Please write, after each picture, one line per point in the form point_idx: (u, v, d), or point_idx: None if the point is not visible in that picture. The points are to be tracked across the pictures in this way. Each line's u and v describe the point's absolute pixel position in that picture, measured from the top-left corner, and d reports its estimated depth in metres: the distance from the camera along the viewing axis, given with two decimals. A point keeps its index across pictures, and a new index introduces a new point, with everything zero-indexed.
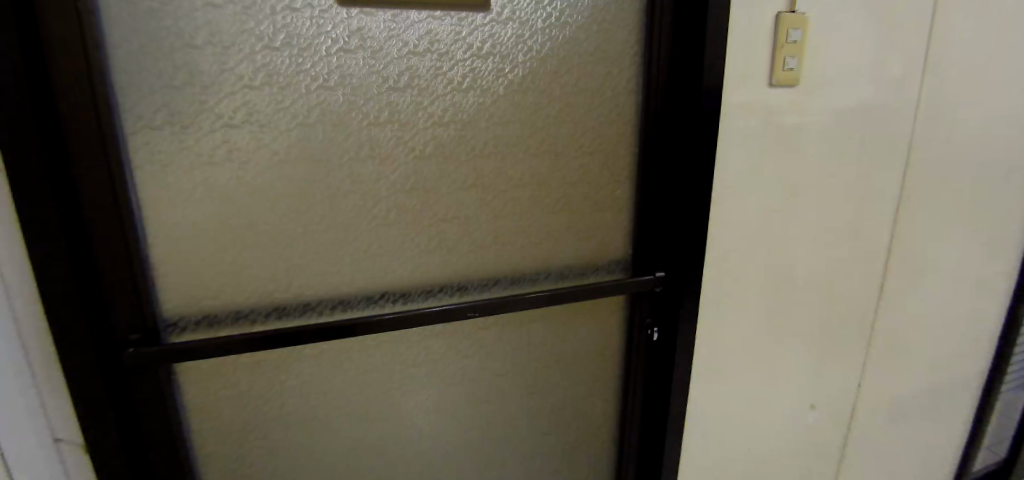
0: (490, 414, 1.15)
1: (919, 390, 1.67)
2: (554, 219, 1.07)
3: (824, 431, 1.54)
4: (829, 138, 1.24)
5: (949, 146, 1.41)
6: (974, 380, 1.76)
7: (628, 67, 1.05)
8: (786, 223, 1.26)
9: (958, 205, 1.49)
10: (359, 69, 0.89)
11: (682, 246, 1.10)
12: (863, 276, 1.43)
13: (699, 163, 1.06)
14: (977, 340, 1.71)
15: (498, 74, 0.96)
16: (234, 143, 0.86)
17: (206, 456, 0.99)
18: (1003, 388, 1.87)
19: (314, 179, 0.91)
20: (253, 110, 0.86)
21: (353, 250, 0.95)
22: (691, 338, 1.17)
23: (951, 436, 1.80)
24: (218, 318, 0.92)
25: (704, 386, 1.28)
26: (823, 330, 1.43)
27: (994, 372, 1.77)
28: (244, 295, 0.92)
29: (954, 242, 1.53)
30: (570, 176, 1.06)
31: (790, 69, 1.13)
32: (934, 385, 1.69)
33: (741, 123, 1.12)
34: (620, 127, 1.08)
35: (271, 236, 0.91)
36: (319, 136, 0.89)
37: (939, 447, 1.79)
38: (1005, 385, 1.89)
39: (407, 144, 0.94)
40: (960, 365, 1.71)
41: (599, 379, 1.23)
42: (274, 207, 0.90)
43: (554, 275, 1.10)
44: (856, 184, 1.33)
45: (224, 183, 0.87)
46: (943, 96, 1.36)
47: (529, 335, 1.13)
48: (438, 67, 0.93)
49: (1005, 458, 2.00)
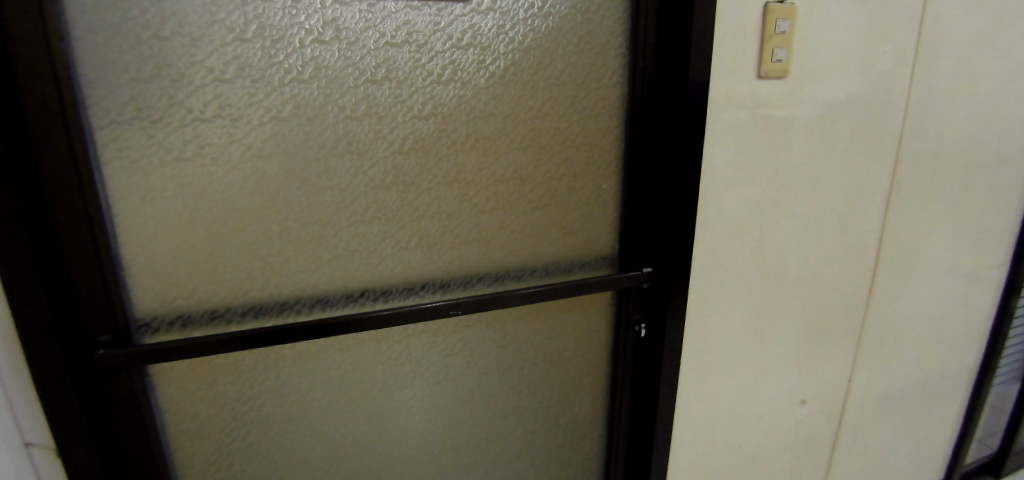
0: (475, 412, 1.13)
1: (911, 385, 1.67)
2: (539, 214, 1.05)
3: (816, 427, 1.53)
4: (819, 130, 1.22)
5: (939, 138, 1.40)
6: (965, 374, 1.75)
7: (613, 57, 1.03)
8: (776, 217, 1.24)
9: (948, 198, 1.48)
10: (334, 61, 0.86)
11: (669, 240, 1.08)
12: (854, 270, 1.42)
13: (685, 156, 1.04)
14: (968, 333, 1.70)
15: (480, 65, 0.94)
16: (206, 138, 0.84)
17: (183, 459, 0.97)
18: (994, 382, 1.87)
19: (289, 175, 0.88)
20: (225, 103, 0.83)
21: (331, 247, 0.93)
22: (679, 334, 1.16)
23: (943, 430, 1.80)
24: (193, 318, 0.90)
25: (693, 382, 1.27)
26: (813, 324, 1.41)
27: (985, 365, 1.76)
28: (219, 294, 0.90)
29: (944, 235, 1.52)
30: (554, 170, 1.04)
31: (778, 61, 1.10)
32: (925, 378, 1.69)
33: (728, 114, 1.10)
34: (607, 120, 1.06)
35: (246, 234, 0.89)
36: (294, 131, 0.87)
37: (930, 442, 1.79)
38: (997, 378, 1.89)
39: (385, 138, 0.91)
40: (950, 359, 1.70)
41: (587, 376, 1.22)
42: (248, 203, 0.88)
43: (540, 272, 1.08)
44: (846, 177, 1.31)
45: (196, 179, 0.85)
46: (934, 88, 1.34)
47: (515, 332, 1.11)
48: (417, 59, 0.90)
49: (997, 450, 2.00)
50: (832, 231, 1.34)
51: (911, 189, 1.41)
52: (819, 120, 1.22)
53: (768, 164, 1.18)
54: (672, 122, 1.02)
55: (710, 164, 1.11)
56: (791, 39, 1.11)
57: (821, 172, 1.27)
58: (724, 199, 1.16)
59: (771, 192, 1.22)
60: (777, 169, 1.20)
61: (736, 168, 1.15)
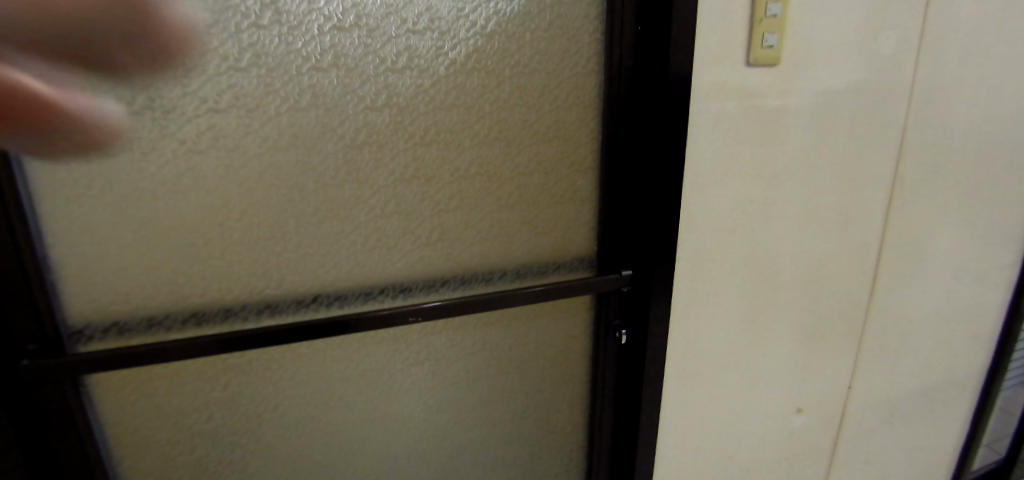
0: (444, 423, 1.07)
1: (914, 390, 1.58)
2: (508, 213, 0.98)
3: (812, 436, 1.45)
4: (814, 121, 1.14)
5: (945, 130, 1.31)
6: (972, 378, 1.67)
7: (587, 43, 0.95)
8: (766, 215, 1.16)
9: (955, 194, 1.39)
10: (276, 48, 0.79)
11: (649, 241, 1.01)
12: (853, 271, 1.34)
13: (666, 150, 0.96)
14: (976, 336, 1.61)
15: (438, 52, 0.86)
16: (136, 132, 0.78)
17: (126, 474, 0.91)
18: (1003, 386, 1.78)
19: (229, 172, 0.81)
20: (155, 93, 0.77)
21: (279, 249, 0.86)
22: (661, 341, 1.08)
23: (948, 436, 1.71)
24: (129, 325, 0.83)
25: (679, 391, 1.20)
26: (809, 328, 1.34)
27: (993, 369, 1.67)
28: (157, 300, 0.83)
29: (951, 233, 1.43)
30: (524, 165, 0.96)
31: (768, 47, 1.02)
32: (930, 383, 1.60)
33: (714, 104, 1.02)
34: (581, 111, 0.98)
35: (184, 235, 0.82)
36: (233, 124, 0.80)
37: (935, 449, 1.71)
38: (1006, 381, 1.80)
39: (334, 131, 0.84)
40: (956, 363, 1.62)
41: (565, 384, 1.15)
42: (185, 202, 0.81)
43: (511, 274, 1.01)
44: (844, 172, 1.23)
45: (127, 177, 0.78)
46: (940, 77, 1.25)
47: (486, 338, 1.04)
48: (368, 44, 0.83)
49: (1005, 456, 1.91)
50: (828, 229, 1.26)
51: (914, 184, 1.32)
52: (814, 110, 1.13)
53: (758, 157, 1.10)
54: (651, 113, 0.95)
55: (695, 159, 1.03)
56: (782, 22, 1.02)
57: (816, 167, 1.18)
58: (711, 196, 1.08)
59: (762, 188, 1.13)
60: (768, 164, 1.12)
61: (723, 162, 1.07)
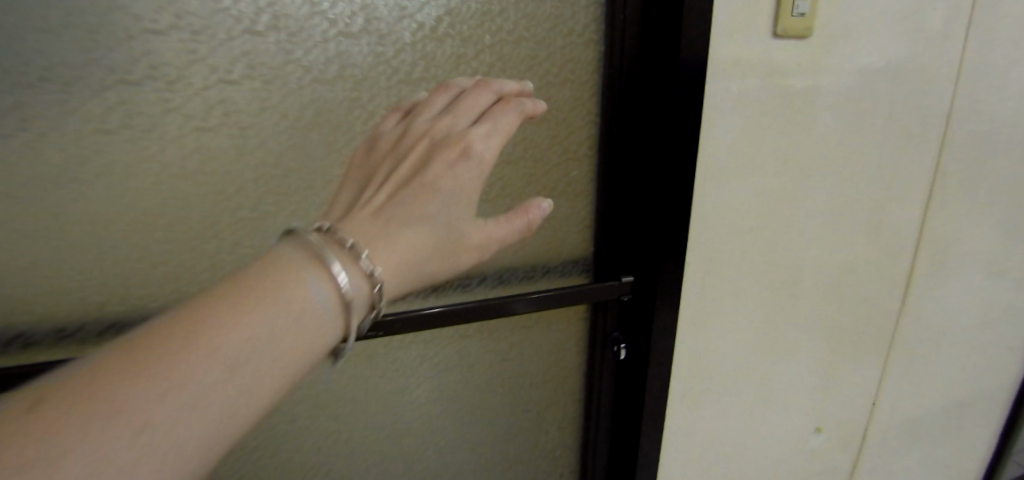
0: (415, 445, 0.94)
1: (943, 406, 1.44)
2: (489, 208, 0.83)
3: (831, 455, 1.32)
4: (847, 104, 0.99)
5: (993, 117, 1.15)
6: (1005, 392, 1.52)
7: (584, 8, 0.80)
8: (789, 211, 1.01)
9: (1000, 190, 1.23)
10: (200, 5, 0.66)
11: (656, 246, 0.85)
12: (882, 276, 1.19)
13: (678, 138, 0.79)
14: (1013, 347, 1.46)
15: (401, 14, 0.72)
16: (28, 107, 0.63)
17: None
18: None
19: (148, 156, 0.68)
20: (51, 59, 0.63)
21: (213, 248, 0.73)
22: (667, 357, 0.94)
23: (976, 454, 1.57)
24: (30, 339, 0.68)
25: (684, 410, 1.06)
26: (834, 339, 1.19)
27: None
28: (63, 310, 0.69)
29: (992, 233, 1.27)
30: (508, 152, 0.82)
31: (800, 15, 0.86)
32: (961, 399, 1.46)
33: (734, 82, 0.86)
34: (576, 89, 0.83)
35: (94, 231, 0.68)
36: (150, 98, 0.66)
37: (961, 467, 1.57)
38: None
39: (274, 108, 0.71)
40: (990, 376, 1.47)
41: (555, 402, 1.01)
42: (94, 191, 0.67)
43: (491, 280, 0.86)
44: (878, 165, 1.07)
45: (18, 161, 0.64)
46: (991, 56, 1.09)
47: (464, 353, 0.90)
48: (315, 3, 0.69)
49: None
50: (858, 229, 1.11)
51: (956, 179, 1.17)
52: (846, 92, 0.98)
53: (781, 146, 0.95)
54: (658, 93, 0.79)
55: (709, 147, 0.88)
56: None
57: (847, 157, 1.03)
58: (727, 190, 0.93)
59: (784, 182, 0.99)
60: (792, 153, 0.97)
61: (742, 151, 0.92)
